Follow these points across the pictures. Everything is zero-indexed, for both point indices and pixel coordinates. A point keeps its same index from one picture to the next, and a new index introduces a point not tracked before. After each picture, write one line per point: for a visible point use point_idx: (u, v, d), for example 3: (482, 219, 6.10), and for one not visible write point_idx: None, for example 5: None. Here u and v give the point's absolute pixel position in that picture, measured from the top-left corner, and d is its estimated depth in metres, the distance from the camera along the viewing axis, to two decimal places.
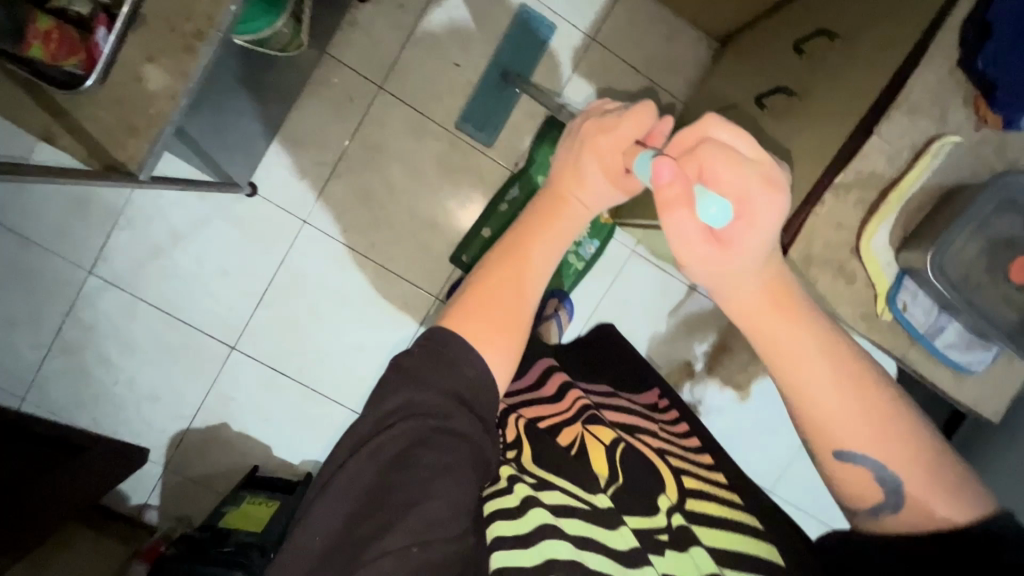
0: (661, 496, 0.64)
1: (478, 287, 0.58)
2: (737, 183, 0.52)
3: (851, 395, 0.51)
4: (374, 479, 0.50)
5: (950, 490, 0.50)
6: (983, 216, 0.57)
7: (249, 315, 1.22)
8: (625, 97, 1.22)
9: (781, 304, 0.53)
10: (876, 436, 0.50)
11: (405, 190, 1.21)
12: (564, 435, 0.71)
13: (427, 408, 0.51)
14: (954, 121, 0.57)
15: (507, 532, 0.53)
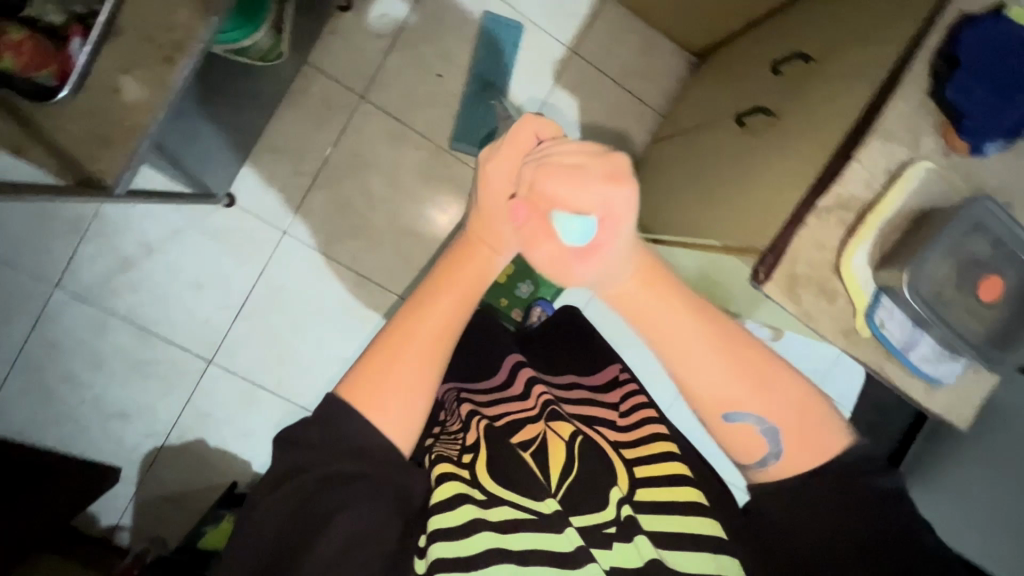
0: (615, 487, 0.54)
1: (366, 356, 0.51)
2: (591, 200, 0.50)
3: (726, 367, 0.50)
4: (267, 542, 0.45)
5: (819, 423, 0.51)
6: (958, 242, 0.50)
7: (226, 328, 1.19)
8: (606, 109, 1.24)
9: (652, 281, 0.52)
10: (756, 400, 0.50)
11: (387, 200, 1.20)
12: (524, 433, 0.60)
13: (320, 457, 0.47)
14: (926, 147, 0.53)
15: (447, 554, 0.47)
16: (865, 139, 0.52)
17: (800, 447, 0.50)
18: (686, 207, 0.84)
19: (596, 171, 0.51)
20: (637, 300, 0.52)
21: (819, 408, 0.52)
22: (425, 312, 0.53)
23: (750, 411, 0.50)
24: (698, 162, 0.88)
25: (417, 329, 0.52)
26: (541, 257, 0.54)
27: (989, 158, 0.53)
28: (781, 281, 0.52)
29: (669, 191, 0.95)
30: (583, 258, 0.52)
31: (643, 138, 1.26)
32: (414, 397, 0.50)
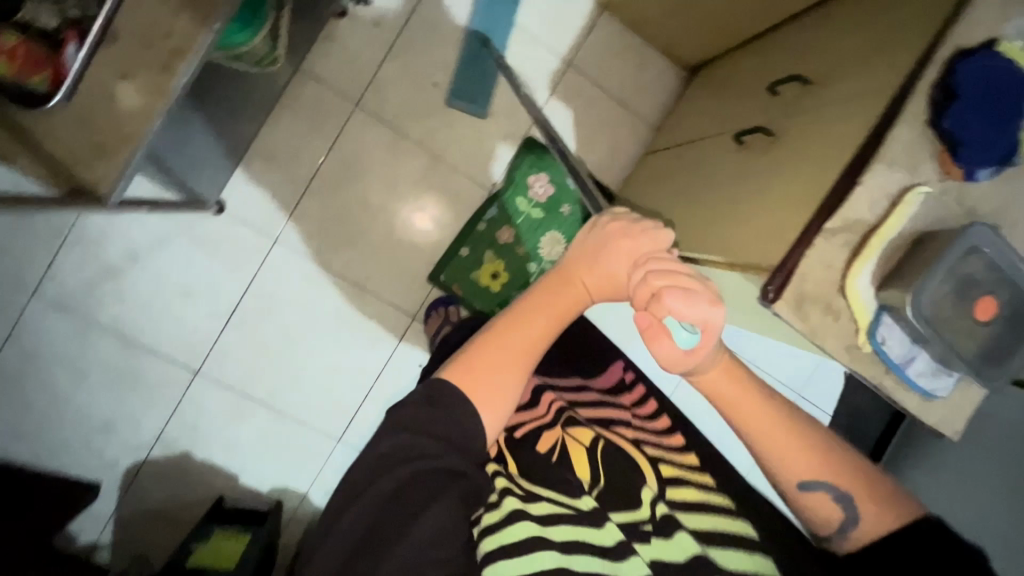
0: (644, 489, 0.64)
1: (475, 359, 0.57)
2: (702, 316, 0.53)
3: (806, 456, 0.55)
4: (365, 521, 0.52)
5: (884, 496, 0.55)
6: (955, 266, 0.53)
7: (214, 339, 1.16)
8: (599, 121, 1.25)
9: (739, 378, 0.57)
10: (827, 473, 0.55)
11: (381, 207, 1.19)
12: (544, 442, 0.69)
13: (419, 454, 0.53)
14: (925, 173, 0.55)
15: (493, 547, 0.55)
16: (869, 165, 0.54)
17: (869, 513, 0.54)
18: (683, 222, 0.86)
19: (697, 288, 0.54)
20: (722, 387, 0.57)
21: (886, 488, 0.56)
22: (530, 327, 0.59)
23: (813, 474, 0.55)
24: (695, 177, 0.90)
25: (514, 338, 0.58)
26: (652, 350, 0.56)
27: (982, 184, 0.56)
28: (789, 302, 0.54)
29: (664, 205, 0.97)
30: (687, 355, 0.55)
31: (635, 150, 1.27)
32: (503, 403, 0.57)
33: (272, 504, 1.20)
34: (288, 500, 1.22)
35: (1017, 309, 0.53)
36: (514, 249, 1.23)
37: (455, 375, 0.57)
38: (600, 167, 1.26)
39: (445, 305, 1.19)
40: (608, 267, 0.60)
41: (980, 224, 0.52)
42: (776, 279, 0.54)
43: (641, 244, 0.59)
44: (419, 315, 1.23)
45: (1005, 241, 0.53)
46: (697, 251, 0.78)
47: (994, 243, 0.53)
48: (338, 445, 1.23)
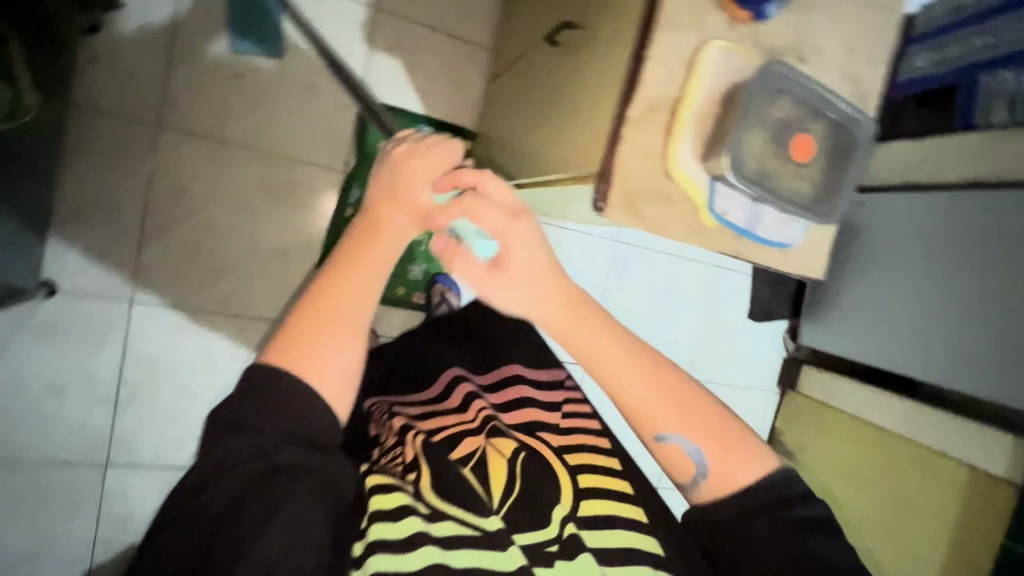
0: (555, 508, 0.66)
1: (297, 326, 0.50)
2: (503, 235, 0.56)
3: (660, 386, 0.54)
4: (194, 539, 0.44)
5: (739, 446, 0.54)
6: (762, 114, 0.51)
7: (109, 425, 1.05)
8: (432, 61, 1.16)
9: (572, 308, 0.55)
10: (670, 406, 0.54)
11: (234, 227, 1.08)
12: (461, 449, 0.70)
13: (249, 450, 0.46)
14: (713, 24, 0.51)
15: (388, 566, 0.50)
16: (653, 32, 0.49)
17: (727, 458, 0.54)
18: (530, 146, 0.81)
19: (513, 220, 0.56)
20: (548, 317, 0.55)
21: (738, 430, 0.55)
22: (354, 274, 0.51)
23: (665, 420, 0.54)
24: (531, 94, 0.84)
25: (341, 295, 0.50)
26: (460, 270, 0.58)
27: (772, 18, 0.53)
28: (620, 202, 0.51)
29: (514, 131, 0.91)
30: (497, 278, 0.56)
31: (481, 79, 1.19)
32: (351, 374, 0.50)
33: None
34: None
35: (832, 139, 0.53)
36: None
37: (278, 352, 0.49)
38: (451, 108, 1.18)
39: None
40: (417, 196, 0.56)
41: (775, 64, 0.50)
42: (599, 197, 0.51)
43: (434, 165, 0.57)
44: None
45: (801, 74, 0.51)
46: (548, 170, 0.72)
47: (791, 79, 0.51)
48: None
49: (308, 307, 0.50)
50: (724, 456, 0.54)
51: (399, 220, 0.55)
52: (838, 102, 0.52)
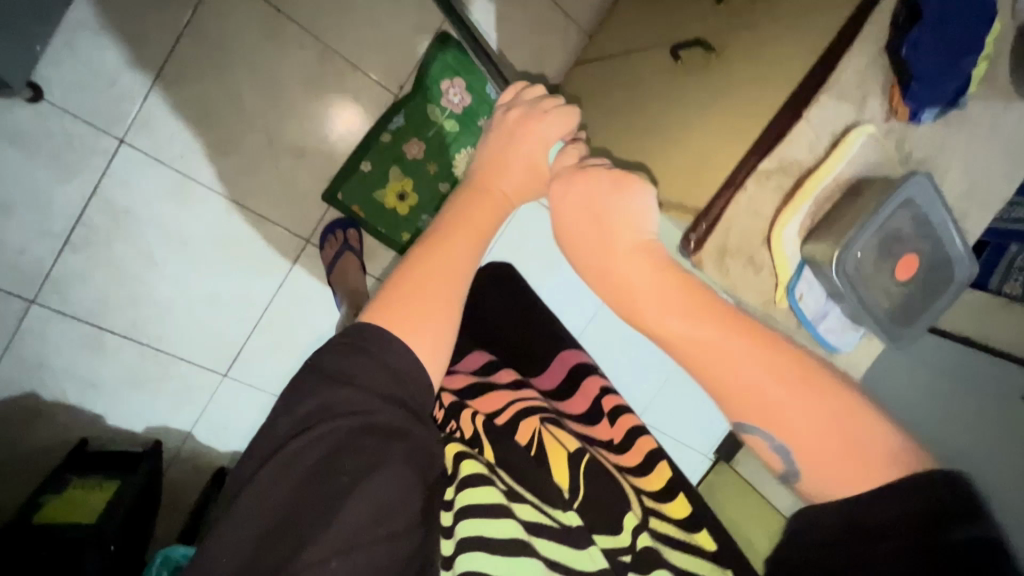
0: (629, 514, 0.68)
1: (399, 282, 0.51)
2: (594, 200, 0.59)
3: (765, 369, 0.42)
4: (288, 495, 0.45)
5: (863, 444, 0.40)
6: (886, 219, 0.47)
7: (50, 262, 0.95)
8: (526, 19, 1.08)
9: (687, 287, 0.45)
10: (784, 393, 0.42)
11: (261, 107, 0.98)
12: (523, 435, 0.77)
13: (351, 406, 0.47)
14: (872, 110, 0.48)
15: (473, 533, 0.57)
16: (819, 93, 0.45)
17: (834, 471, 0.41)
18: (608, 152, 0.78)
19: (604, 177, 0.61)
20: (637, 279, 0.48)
21: (890, 447, 0.40)
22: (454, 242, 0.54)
23: (762, 416, 0.43)
24: (626, 99, 0.79)
25: (444, 254, 0.52)
26: (563, 202, 0.61)
27: (922, 127, 0.51)
28: (710, 253, 0.47)
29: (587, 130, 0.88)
30: (592, 232, 0.57)
31: (565, 60, 1.12)
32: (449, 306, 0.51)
33: (150, 445, 1.08)
34: (169, 439, 1.11)
35: (937, 268, 0.49)
36: (425, 166, 1.09)
37: (372, 315, 0.50)
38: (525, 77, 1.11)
39: (345, 226, 1.08)
40: (524, 155, 0.65)
41: (919, 171, 0.47)
42: (687, 249, 0.47)
43: (547, 134, 0.66)
44: (314, 239, 1.09)
45: (939, 191, 0.47)
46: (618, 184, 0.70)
47: (927, 194, 0.47)
48: (226, 379, 1.12)
49: (418, 254, 0.53)
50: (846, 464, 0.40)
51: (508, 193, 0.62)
52: (956, 234, 0.49)
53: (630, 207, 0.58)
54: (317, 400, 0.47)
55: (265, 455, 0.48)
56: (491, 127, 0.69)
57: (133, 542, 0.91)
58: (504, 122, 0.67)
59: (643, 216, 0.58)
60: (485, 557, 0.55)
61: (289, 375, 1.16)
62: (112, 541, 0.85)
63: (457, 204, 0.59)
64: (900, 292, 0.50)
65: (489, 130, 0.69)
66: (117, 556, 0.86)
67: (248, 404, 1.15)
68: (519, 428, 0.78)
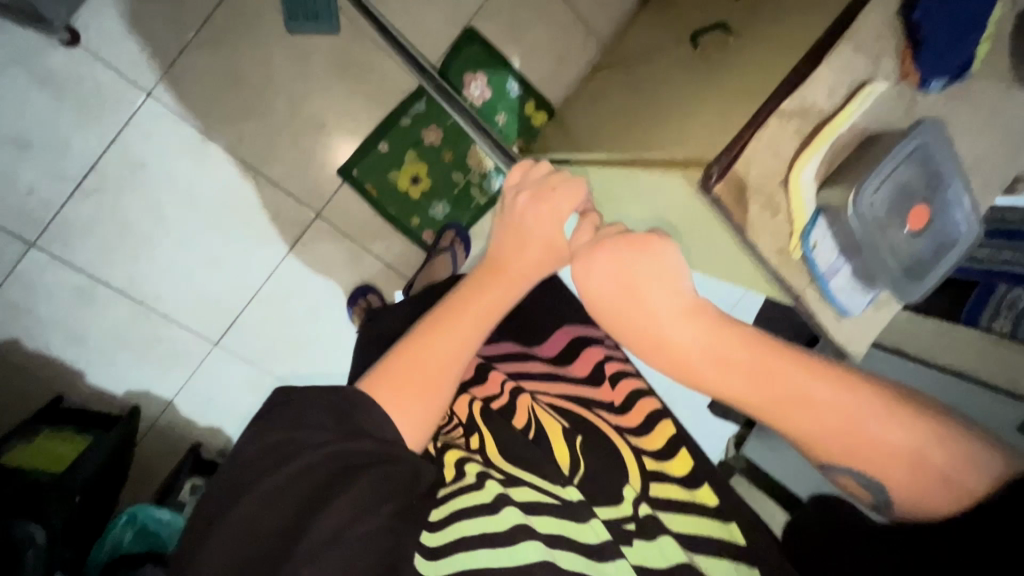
0: (627, 488, 0.76)
1: (399, 359, 0.59)
2: (631, 269, 0.59)
3: (831, 413, 0.50)
4: (272, 519, 0.49)
5: (938, 465, 0.48)
6: (897, 166, 0.49)
7: (58, 207, 0.94)
8: (548, 26, 1.14)
9: (750, 352, 0.53)
10: (866, 437, 0.49)
11: (287, 79, 1.01)
12: (519, 418, 0.81)
13: (312, 437, 0.53)
14: (885, 68, 0.51)
15: (471, 530, 0.59)
16: (837, 43, 0.48)
17: (918, 490, 0.49)
18: (618, 134, 0.82)
19: (632, 245, 0.61)
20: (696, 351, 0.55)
21: (954, 465, 0.47)
22: (460, 318, 0.62)
23: (843, 460, 0.51)
24: (643, 89, 0.84)
25: (449, 335, 0.61)
26: (592, 271, 0.62)
27: (931, 96, 0.53)
28: (732, 186, 0.49)
29: (599, 123, 0.93)
30: (631, 304, 0.59)
31: (582, 68, 1.18)
32: (447, 367, 0.60)
33: (127, 410, 1.04)
34: (147, 406, 1.07)
35: (946, 222, 0.51)
36: (440, 153, 1.12)
37: (367, 385, 0.58)
38: (543, 79, 1.16)
39: (364, 294, 1.13)
40: (544, 233, 0.68)
41: (929, 121, 0.49)
42: (709, 184, 0.48)
43: (560, 209, 0.68)
44: (324, 214, 1.09)
45: (948, 144, 0.50)
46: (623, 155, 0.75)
47: (937, 145, 0.49)
48: (216, 348, 1.09)
49: (419, 334, 0.61)
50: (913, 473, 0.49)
51: (523, 271, 0.67)
52: (965, 193, 0.51)
53: (673, 274, 0.59)
54: (278, 434, 0.53)
55: (238, 485, 0.51)
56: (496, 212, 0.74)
57: (97, 500, 0.86)
58: (510, 206, 0.71)
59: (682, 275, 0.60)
60: (479, 552, 0.57)
61: (281, 352, 1.13)
62: (78, 493, 0.80)
63: (465, 289, 0.66)
64: (913, 245, 0.51)
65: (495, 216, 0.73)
66: (79, 513, 0.80)
67: (235, 379, 1.11)
68: (515, 413, 0.81)
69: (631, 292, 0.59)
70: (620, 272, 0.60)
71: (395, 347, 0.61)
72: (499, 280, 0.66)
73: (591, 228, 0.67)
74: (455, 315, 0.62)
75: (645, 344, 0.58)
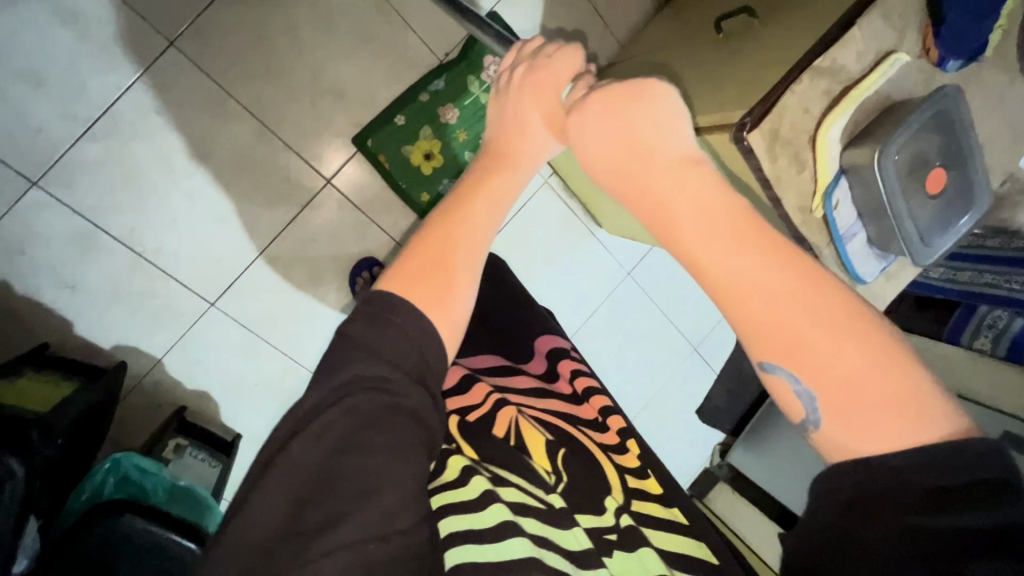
0: (607, 499, 0.73)
1: (424, 242, 0.54)
2: (627, 122, 0.54)
3: (802, 294, 0.41)
4: (304, 475, 0.43)
5: (906, 396, 0.39)
6: (920, 128, 0.51)
7: (65, 147, 0.93)
8: (569, 19, 1.17)
9: (744, 218, 0.45)
10: (823, 330, 0.40)
11: (311, 43, 1.02)
12: (499, 427, 0.75)
13: (369, 380, 0.46)
14: (907, 42, 0.54)
15: (457, 526, 0.59)
16: (867, 12, 0.51)
17: (872, 421, 0.39)
18: None
19: (639, 99, 0.55)
20: (674, 197, 0.47)
21: (919, 402, 0.39)
22: (472, 207, 0.56)
23: (785, 357, 0.41)
24: (663, 72, 0.87)
25: (472, 225, 0.55)
26: (581, 124, 0.57)
27: (948, 75, 0.57)
28: (763, 135, 0.51)
29: None
30: (626, 155, 0.52)
31: (598, 63, 1.21)
32: (477, 250, 0.55)
33: (113, 364, 1.01)
34: (134, 361, 1.04)
35: (960, 187, 0.54)
36: (455, 132, 1.13)
37: (391, 284, 0.51)
38: None
39: (370, 267, 1.14)
40: (523, 116, 0.67)
41: (952, 87, 0.52)
42: (742, 133, 0.50)
43: (558, 75, 0.68)
44: (334, 182, 1.09)
45: (967, 111, 0.53)
46: None
47: (957, 111, 0.52)
48: (211, 309, 1.06)
49: (440, 218, 0.55)
50: (876, 387, 0.39)
51: (524, 150, 0.64)
52: (978, 158, 0.54)
53: (663, 127, 0.53)
54: (340, 377, 0.46)
55: (279, 441, 0.45)
56: (492, 97, 0.72)
57: (78, 446, 0.82)
58: (502, 92, 0.71)
59: (669, 133, 0.52)
60: (467, 547, 0.58)
61: (276, 319, 1.11)
62: (62, 435, 0.77)
63: (472, 173, 0.62)
64: (931, 207, 0.53)
65: (491, 99, 0.72)
66: (60, 457, 0.77)
67: (227, 343, 1.09)
68: (493, 424, 0.75)
69: (630, 142, 0.53)
70: (620, 125, 0.54)
71: (417, 231, 0.55)
72: (503, 162, 0.62)
73: (585, 89, 0.64)
74: (473, 194, 0.57)
75: (631, 195, 0.51)
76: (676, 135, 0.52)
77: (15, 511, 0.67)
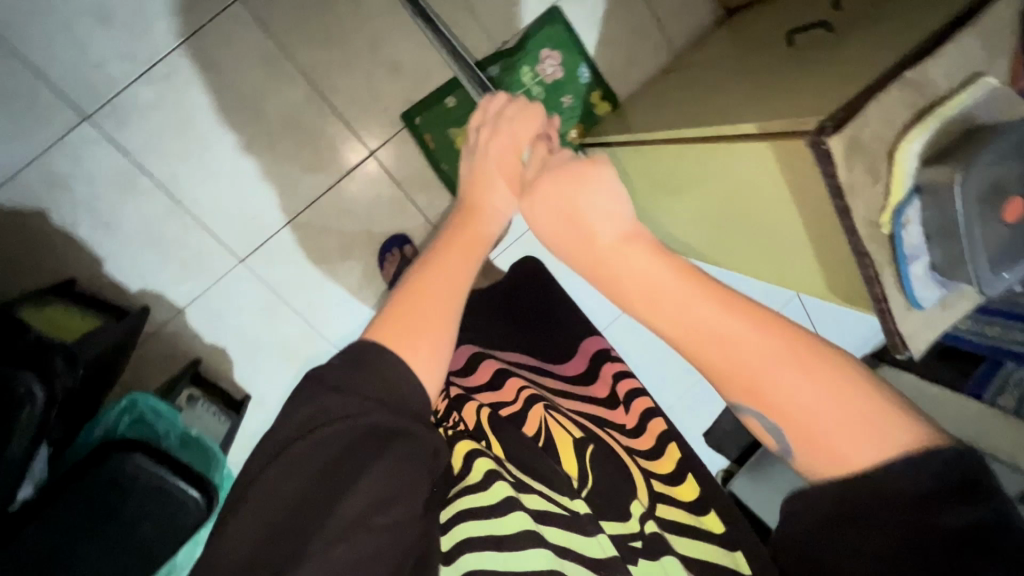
0: (634, 503, 0.69)
1: (394, 310, 0.51)
2: (575, 201, 0.55)
3: (759, 345, 0.45)
4: (289, 495, 0.43)
5: (864, 420, 0.43)
6: (1005, 152, 0.50)
7: (122, 87, 0.94)
8: (628, 24, 1.18)
9: (692, 275, 0.48)
10: (794, 374, 0.44)
11: (375, 15, 1.02)
12: (529, 425, 0.74)
13: (342, 408, 0.46)
14: (996, 68, 0.53)
15: (477, 533, 0.56)
16: (960, 32, 0.51)
17: (833, 450, 0.43)
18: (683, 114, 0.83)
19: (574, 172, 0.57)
20: (641, 276, 0.49)
21: (882, 423, 0.43)
22: (448, 262, 0.55)
23: (752, 397, 0.46)
24: (721, 80, 0.86)
25: (437, 276, 0.53)
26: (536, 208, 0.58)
27: None
28: (843, 141, 0.50)
29: (665, 109, 0.95)
30: (578, 227, 0.54)
31: (651, 71, 1.21)
32: (444, 313, 0.52)
33: (138, 308, 1.01)
34: (157, 309, 1.04)
35: None
36: None
37: (373, 332, 0.50)
38: (613, 73, 1.19)
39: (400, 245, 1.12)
40: (503, 159, 0.66)
41: None
42: (822, 135, 0.49)
43: (518, 135, 0.67)
44: (377, 156, 1.09)
45: None
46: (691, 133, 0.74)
47: None
48: (240, 266, 1.06)
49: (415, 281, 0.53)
50: (827, 415, 0.43)
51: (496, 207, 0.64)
52: None
53: (618, 197, 0.54)
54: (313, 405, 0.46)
55: (266, 453, 0.46)
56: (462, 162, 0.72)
57: (92, 386, 0.81)
58: (472, 151, 0.70)
59: (617, 197, 0.54)
60: (486, 556, 0.55)
61: (302, 285, 1.10)
62: (83, 367, 0.76)
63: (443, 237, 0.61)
64: (1005, 236, 0.52)
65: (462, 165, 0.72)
66: (77, 389, 0.76)
67: (250, 302, 1.08)
68: (525, 421, 0.74)
69: (575, 221, 0.54)
70: (558, 198, 0.56)
71: (387, 300, 0.53)
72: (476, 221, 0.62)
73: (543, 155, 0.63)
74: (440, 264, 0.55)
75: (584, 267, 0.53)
76: (620, 203, 0.54)
77: (31, 434, 0.66)
